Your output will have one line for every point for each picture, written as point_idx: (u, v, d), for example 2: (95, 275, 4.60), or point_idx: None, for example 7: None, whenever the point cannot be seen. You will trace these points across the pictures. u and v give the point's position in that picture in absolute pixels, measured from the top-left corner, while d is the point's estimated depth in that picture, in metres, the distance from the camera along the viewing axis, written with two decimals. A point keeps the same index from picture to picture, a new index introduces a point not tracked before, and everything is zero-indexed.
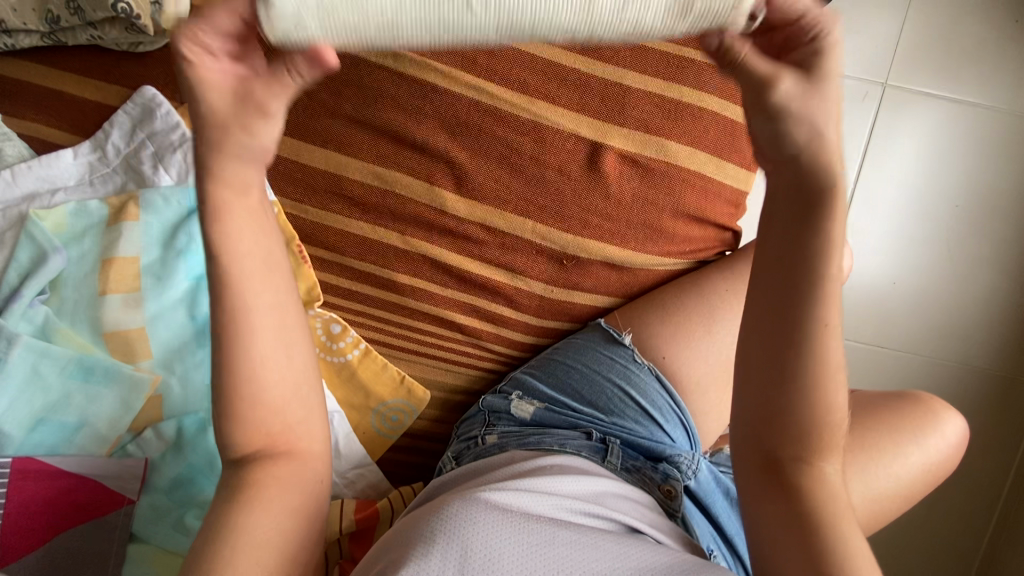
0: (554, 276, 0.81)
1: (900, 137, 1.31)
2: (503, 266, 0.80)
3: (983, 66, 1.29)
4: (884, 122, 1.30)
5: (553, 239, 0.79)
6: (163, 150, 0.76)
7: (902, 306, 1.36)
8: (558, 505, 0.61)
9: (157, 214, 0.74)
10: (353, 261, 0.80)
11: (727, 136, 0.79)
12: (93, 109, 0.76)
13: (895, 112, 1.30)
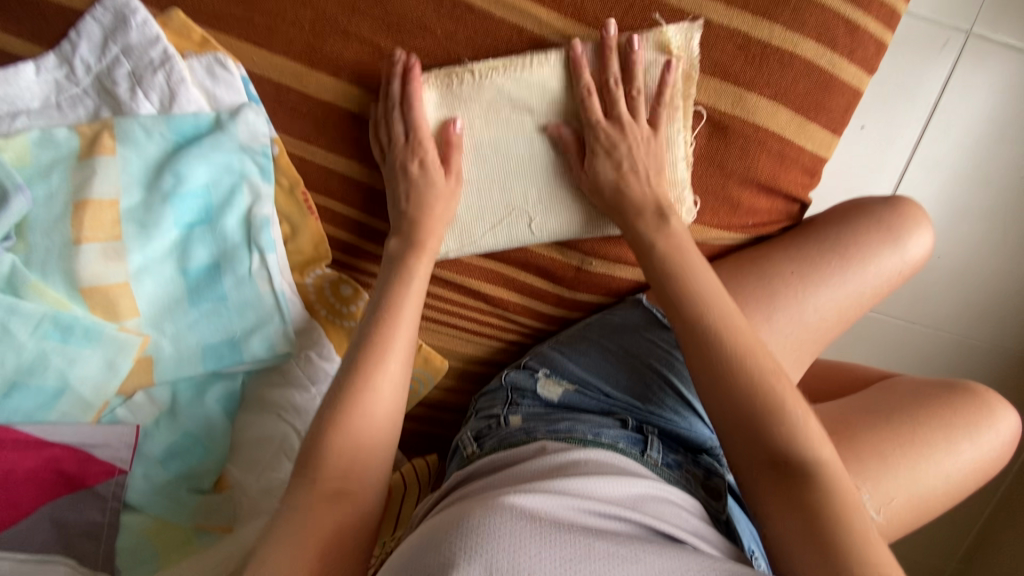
0: (595, 246, 0.72)
1: (982, 96, 1.15)
2: (540, 229, 0.70)
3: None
4: (963, 77, 1.14)
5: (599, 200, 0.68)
6: (141, 70, 0.63)
7: (946, 283, 1.27)
8: (589, 509, 0.53)
9: (138, 149, 0.63)
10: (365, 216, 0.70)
11: (816, 90, 0.66)
12: (53, 11, 0.62)
13: (978, 67, 1.13)
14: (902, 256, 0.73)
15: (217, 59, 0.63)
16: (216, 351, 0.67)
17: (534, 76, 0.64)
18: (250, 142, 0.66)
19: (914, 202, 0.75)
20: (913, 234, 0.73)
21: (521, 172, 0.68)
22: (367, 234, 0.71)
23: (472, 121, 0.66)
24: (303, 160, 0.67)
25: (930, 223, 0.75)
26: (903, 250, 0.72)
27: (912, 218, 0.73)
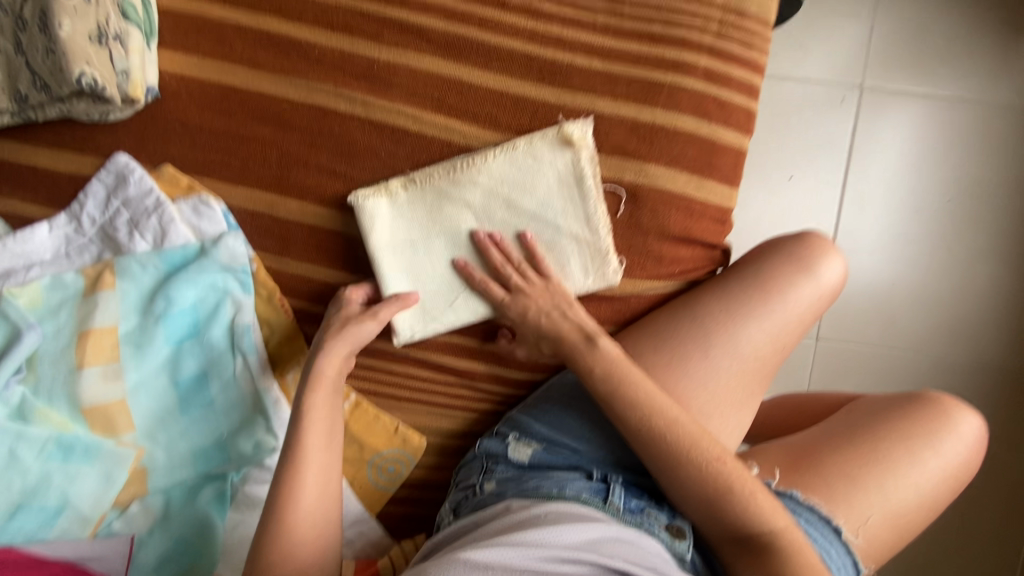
0: None
1: (876, 136, 1.36)
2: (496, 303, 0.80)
3: (946, 65, 1.35)
4: (869, 121, 1.35)
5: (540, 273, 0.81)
6: (138, 216, 0.76)
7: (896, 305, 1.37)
8: (541, 556, 0.59)
9: (135, 281, 0.73)
10: None
11: (703, 154, 0.79)
12: (68, 181, 0.78)
13: (879, 111, 1.35)
14: (818, 283, 0.81)
15: (201, 199, 0.76)
16: (205, 454, 0.73)
17: (462, 176, 0.76)
18: (232, 263, 0.76)
19: (821, 236, 0.84)
20: (824, 262, 0.81)
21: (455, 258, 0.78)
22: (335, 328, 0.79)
23: (415, 218, 0.77)
24: (278, 270, 0.78)
25: (838, 251, 0.83)
26: (817, 279, 0.80)
27: (821, 248, 0.82)
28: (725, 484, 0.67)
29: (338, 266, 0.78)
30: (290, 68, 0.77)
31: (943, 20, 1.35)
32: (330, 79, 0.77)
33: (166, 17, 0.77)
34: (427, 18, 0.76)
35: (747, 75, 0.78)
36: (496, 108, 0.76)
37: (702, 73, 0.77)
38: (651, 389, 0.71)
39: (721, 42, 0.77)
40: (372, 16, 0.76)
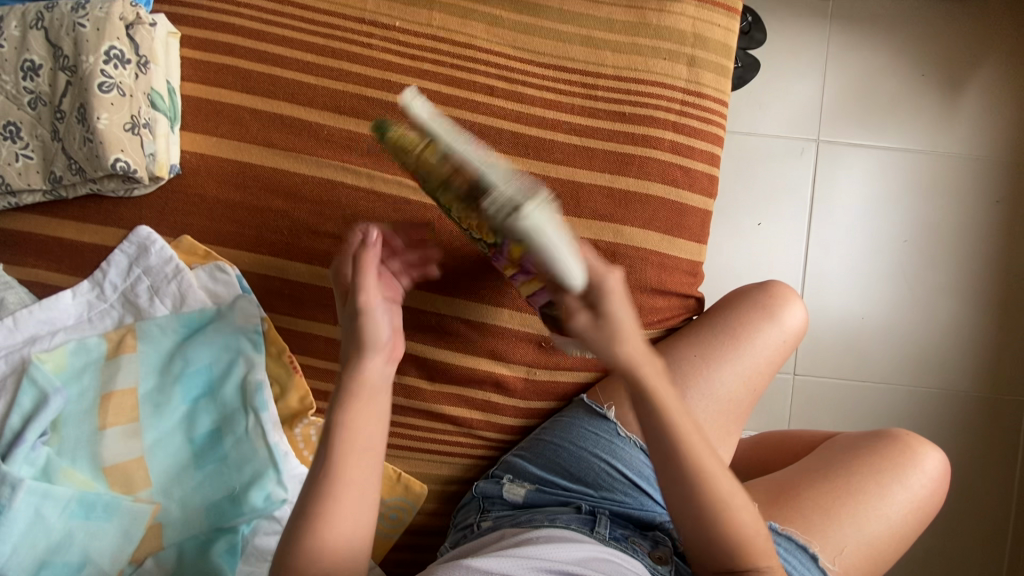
0: (535, 358, 0.89)
1: (835, 185, 1.49)
2: (489, 354, 0.89)
3: (891, 122, 1.50)
4: (826, 172, 1.49)
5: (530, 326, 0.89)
6: (158, 282, 0.82)
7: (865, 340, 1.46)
8: (535, 566, 0.66)
9: (154, 344, 0.79)
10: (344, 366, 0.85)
11: (674, 215, 0.88)
12: (91, 250, 0.85)
13: (834, 162, 1.49)
14: (783, 328, 0.90)
15: (217, 265, 0.82)
16: (218, 507, 0.76)
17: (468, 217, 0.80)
18: (247, 325, 0.82)
19: (784, 284, 0.93)
20: (788, 309, 0.90)
21: (511, 207, 0.58)
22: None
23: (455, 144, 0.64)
24: (288, 329, 0.85)
25: (800, 297, 0.93)
26: (782, 324, 0.89)
27: (784, 296, 0.91)
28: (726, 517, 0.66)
29: (343, 323, 0.84)
30: (301, 147, 0.86)
31: (884, 84, 1.51)
32: (337, 155, 0.86)
33: (187, 103, 0.86)
34: (425, 103, 0.85)
35: (709, 147, 0.89)
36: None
37: (669, 146, 0.87)
38: (682, 418, 0.67)
39: (685, 119, 0.87)
40: (376, 101, 0.86)
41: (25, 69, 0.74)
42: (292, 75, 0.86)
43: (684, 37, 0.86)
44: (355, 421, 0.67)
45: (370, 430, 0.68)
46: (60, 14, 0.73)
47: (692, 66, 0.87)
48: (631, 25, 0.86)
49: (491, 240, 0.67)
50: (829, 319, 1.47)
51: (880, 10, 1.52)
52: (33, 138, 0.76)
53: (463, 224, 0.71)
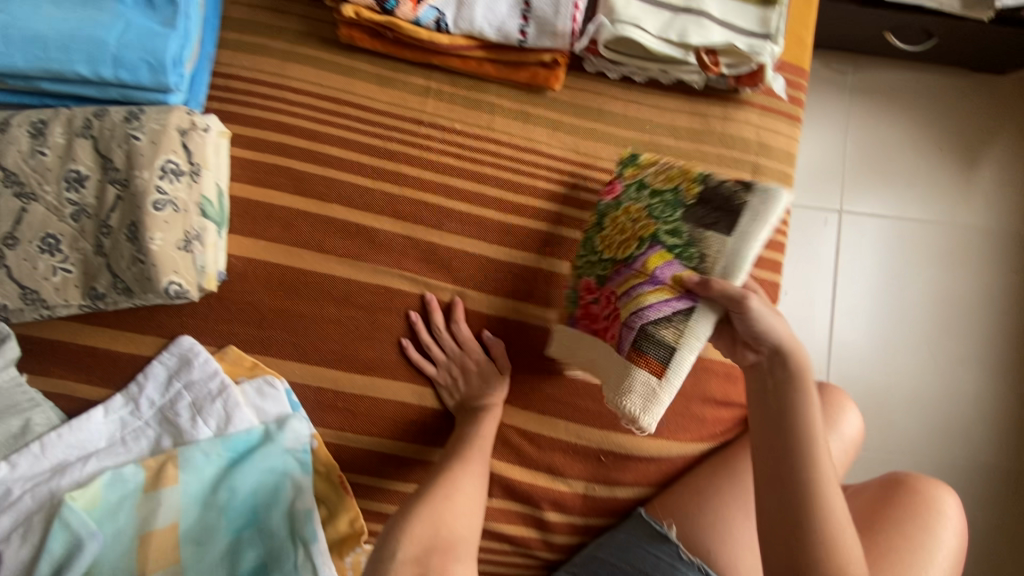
0: (593, 472, 0.87)
1: (857, 255, 1.49)
2: (544, 467, 0.88)
3: (910, 193, 1.52)
4: (850, 242, 1.50)
5: (588, 438, 0.87)
6: (201, 401, 0.77)
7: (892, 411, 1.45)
8: None
9: (196, 472, 0.74)
10: (402, 482, 0.84)
11: None
12: (126, 360, 0.79)
13: (858, 232, 1.50)
14: (841, 436, 0.91)
15: (266, 379, 0.79)
16: None
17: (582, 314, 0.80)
18: (297, 448, 0.78)
19: (835, 388, 0.95)
20: (845, 417, 0.92)
21: (687, 203, 0.76)
22: (393, 499, 0.84)
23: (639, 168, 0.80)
24: (337, 445, 0.82)
25: (850, 400, 0.94)
26: (841, 433, 0.91)
27: (839, 404, 0.93)
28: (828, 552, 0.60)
29: (396, 435, 0.83)
30: (356, 253, 0.83)
31: (905, 156, 1.53)
32: (393, 263, 0.84)
33: (235, 204, 0.82)
34: (485, 210, 0.84)
35: None
36: (546, 290, 0.86)
37: None
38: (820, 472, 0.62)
39: None
40: (436, 207, 0.83)
41: (68, 180, 0.70)
42: (348, 177, 0.82)
43: (748, 144, 0.85)
44: (463, 471, 0.78)
45: (471, 486, 0.78)
46: (111, 123, 0.69)
47: (757, 174, 0.85)
48: (694, 131, 0.85)
49: (686, 200, 0.76)
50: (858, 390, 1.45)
51: (899, 85, 1.55)
52: (74, 251, 0.71)
53: (604, 245, 0.80)
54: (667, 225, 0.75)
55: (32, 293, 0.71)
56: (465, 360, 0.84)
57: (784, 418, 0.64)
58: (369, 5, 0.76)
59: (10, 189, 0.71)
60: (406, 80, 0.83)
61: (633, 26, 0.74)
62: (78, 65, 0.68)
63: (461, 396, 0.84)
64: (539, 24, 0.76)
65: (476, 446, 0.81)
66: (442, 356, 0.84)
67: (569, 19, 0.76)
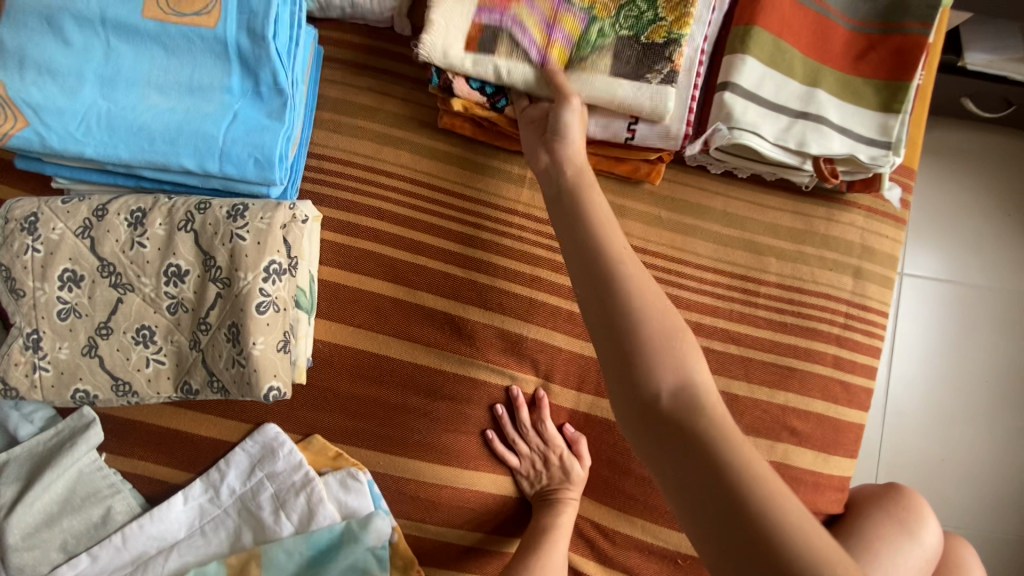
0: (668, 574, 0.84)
1: (930, 318, 1.33)
2: (618, 565, 0.85)
3: (987, 249, 1.35)
4: (906, 306, 1.34)
5: (667, 540, 0.83)
6: (284, 494, 0.76)
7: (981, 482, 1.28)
8: None
9: (279, 571, 0.72)
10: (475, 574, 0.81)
11: (830, 431, 0.82)
12: (206, 445, 0.77)
13: (917, 296, 1.34)
14: (921, 545, 0.85)
15: (350, 472, 0.77)
16: None
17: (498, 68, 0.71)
18: (379, 546, 0.75)
19: (916, 494, 0.89)
20: (923, 525, 0.86)
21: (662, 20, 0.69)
22: None
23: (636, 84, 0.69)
24: (417, 536, 0.80)
25: (932, 509, 0.88)
26: (919, 543, 0.85)
27: (917, 510, 0.87)
28: (665, 380, 0.56)
29: (474, 527, 0.81)
30: (440, 342, 0.80)
31: (973, 216, 1.36)
32: (479, 352, 0.80)
33: (323, 288, 0.80)
34: (574, 303, 0.81)
35: (871, 360, 0.83)
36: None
37: (830, 359, 0.81)
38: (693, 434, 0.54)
39: (848, 332, 0.82)
40: (522, 297, 0.81)
41: (169, 274, 0.68)
42: (437, 264, 0.80)
43: (851, 248, 0.82)
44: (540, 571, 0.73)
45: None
46: (214, 219, 0.68)
47: (858, 278, 0.82)
48: (797, 231, 0.82)
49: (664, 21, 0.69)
50: (908, 461, 1.30)
51: (972, 139, 1.39)
52: (168, 343, 0.69)
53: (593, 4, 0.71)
54: (629, 23, 0.70)
55: (123, 383, 0.69)
56: (549, 453, 0.80)
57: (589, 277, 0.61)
58: (478, 100, 0.74)
59: (107, 279, 0.69)
60: (502, 168, 0.83)
61: (751, 134, 0.72)
62: (185, 158, 0.66)
63: (541, 488, 0.81)
64: (649, 122, 0.72)
65: (554, 541, 0.76)
66: (527, 449, 0.80)
67: (683, 121, 0.71)
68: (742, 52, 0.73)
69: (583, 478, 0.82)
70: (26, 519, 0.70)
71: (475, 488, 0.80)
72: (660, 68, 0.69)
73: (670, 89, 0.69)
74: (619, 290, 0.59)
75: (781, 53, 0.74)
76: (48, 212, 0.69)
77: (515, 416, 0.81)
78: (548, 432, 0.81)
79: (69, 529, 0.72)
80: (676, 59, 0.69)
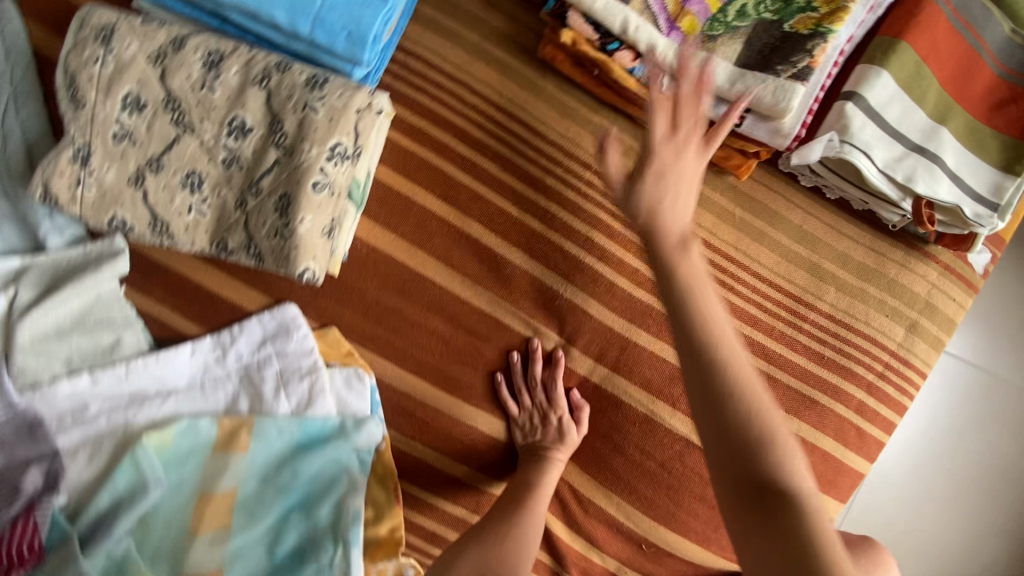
0: (630, 556, 0.83)
1: (967, 409, 1.18)
2: (584, 535, 0.83)
3: (1003, 331, 1.19)
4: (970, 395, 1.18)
5: (637, 524, 0.81)
6: (289, 375, 0.75)
7: None
8: None
9: (267, 445, 0.72)
10: (447, 501, 0.82)
11: (831, 472, 0.79)
12: (225, 307, 0.76)
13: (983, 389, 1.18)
14: None
15: (356, 372, 0.76)
16: None
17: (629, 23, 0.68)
18: (365, 448, 0.75)
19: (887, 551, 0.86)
20: None
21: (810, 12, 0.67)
22: (434, 515, 0.82)
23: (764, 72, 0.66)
24: (402, 451, 0.80)
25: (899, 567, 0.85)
26: None
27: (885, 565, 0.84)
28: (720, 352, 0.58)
29: (459, 458, 0.80)
30: (475, 274, 0.78)
31: None
32: (511, 297, 0.79)
33: (377, 188, 0.77)
34: (617, 276, 0.79)
35: (895, 416, 0.80)
36: (652, 373, 0.80)
37: (855, 404, 0.78)
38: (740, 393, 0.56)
39: (879, 382, 0.78)
40: (568, 255, 0.78)
41: (232, 127, 0.66)
42: (495, 197, 0.78)
43: (915, 300, 0.78)
44: (523, 519, 0.75)
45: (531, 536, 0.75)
46: (290, 82, 0.65)
47: (911, 331, 0.78)
48: (867, 268, 0.78)
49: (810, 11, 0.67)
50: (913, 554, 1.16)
51: None
52: (214, 196, 0.68)
53: None
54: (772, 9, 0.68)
55: (162, 223, 0.68)
56: (550, 412, 0.80)
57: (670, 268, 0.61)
58: (590, 36, 0.70)
59: (169, 113, 0.67)
60: (588, 118, 0.79)
61: (861, 153, 0.67)
62: (277, 9, 0.63)
63: (533, 442, 0.80)
64: (760, 117, 0.68)
65: (539, 498, 0.77)
66: (529, 403, 0.80)
67: (797, 123, 0.67)
68: (879, 66, 0.68)
69: (575, 444, 0.81)
70: (41, 324, 0.70)
71: (469, 421, 0.80)
72: (795, 61, 0.65)
73: (800, 86, 0.65)
74: (680, 268, 0.61)
75: (920, 78, 0.69)
76: (125, 28, 0.67)
77: (529, 366, 0.80)
78: (555, 391, 0.80)
79: (77, 347, 0.72)
80: (816, 55, 0.65)
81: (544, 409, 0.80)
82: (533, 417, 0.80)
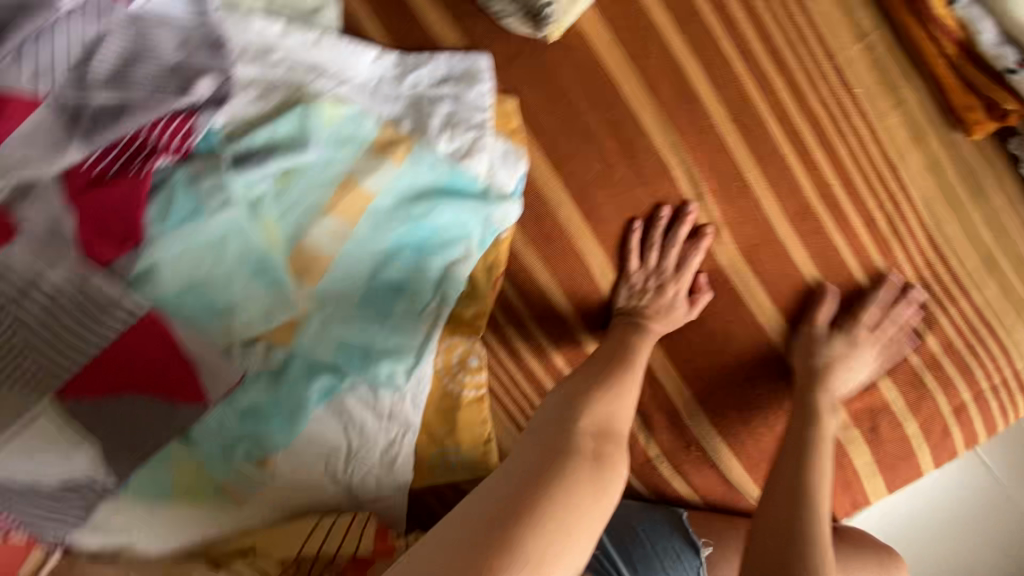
0: (677, 453, 0.80)
1: None
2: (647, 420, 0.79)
3: None
4: None
5: (704, 425, 0.79)
6: (459, 120, 0.71)
7: None
8: None
9: (417, 170, 0.69)
10: (534, 322, 0.78)
11: (899, 454, 0.79)
12: (422, 33, 0.75)
13: None
14: None
15: (516, 150, 0.73)
16: (348, 351, 0.70)
17: None
18: (494, 224, 0.72)
19: None
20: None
21: None
22: (517, 329, 0.79)
23: None
24: (515, 252, 0.76)
25: None
26: None
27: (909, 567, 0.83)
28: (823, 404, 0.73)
29: (565, 285, 0.77)
30: (674, 111, 0.73)
31: None
32: (697, 152, 0.73)
33: None
34: (807, 181, 0.73)
35: (981, 432, 0.79)
36: (788, 291, 0.76)
37: (953, 402, 0.78)
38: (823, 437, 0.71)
39: (983, 392, 0.78)
40: (772, 137, 0.73)
41: None
42: (729, 45, 0.72)
43: None
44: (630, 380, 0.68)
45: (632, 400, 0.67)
46: None
47: None
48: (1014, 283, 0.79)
49: None
50: None
51: None
52: None
53: None
54: None
55: None
56: (670, 279, 0.75)
57: (806, 397, 0.73)
58: None
59: None
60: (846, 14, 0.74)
61: None
62: None
63: (639, 304, 0.76)
64: None
65: (638, 368, 0.70)
66: (653, 262, 0.75)
67: None
68: None
69: (680, 322, 0.75)
70: None
71: (595, 254, 0.76)
72: None
73: None
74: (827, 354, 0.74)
75: None
76: None
77: (671, 225, 0.75)
78: (685, 260, 0.75)
79: None
80: None
81: (666, 274, 0.75)
82: (651, 276, 0.75)
